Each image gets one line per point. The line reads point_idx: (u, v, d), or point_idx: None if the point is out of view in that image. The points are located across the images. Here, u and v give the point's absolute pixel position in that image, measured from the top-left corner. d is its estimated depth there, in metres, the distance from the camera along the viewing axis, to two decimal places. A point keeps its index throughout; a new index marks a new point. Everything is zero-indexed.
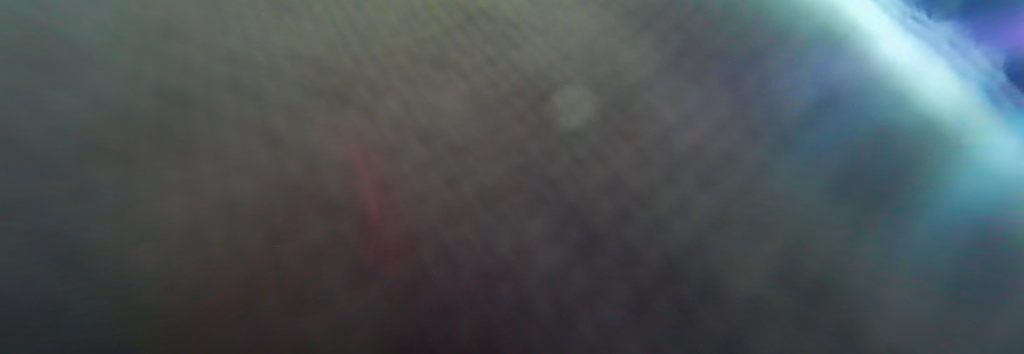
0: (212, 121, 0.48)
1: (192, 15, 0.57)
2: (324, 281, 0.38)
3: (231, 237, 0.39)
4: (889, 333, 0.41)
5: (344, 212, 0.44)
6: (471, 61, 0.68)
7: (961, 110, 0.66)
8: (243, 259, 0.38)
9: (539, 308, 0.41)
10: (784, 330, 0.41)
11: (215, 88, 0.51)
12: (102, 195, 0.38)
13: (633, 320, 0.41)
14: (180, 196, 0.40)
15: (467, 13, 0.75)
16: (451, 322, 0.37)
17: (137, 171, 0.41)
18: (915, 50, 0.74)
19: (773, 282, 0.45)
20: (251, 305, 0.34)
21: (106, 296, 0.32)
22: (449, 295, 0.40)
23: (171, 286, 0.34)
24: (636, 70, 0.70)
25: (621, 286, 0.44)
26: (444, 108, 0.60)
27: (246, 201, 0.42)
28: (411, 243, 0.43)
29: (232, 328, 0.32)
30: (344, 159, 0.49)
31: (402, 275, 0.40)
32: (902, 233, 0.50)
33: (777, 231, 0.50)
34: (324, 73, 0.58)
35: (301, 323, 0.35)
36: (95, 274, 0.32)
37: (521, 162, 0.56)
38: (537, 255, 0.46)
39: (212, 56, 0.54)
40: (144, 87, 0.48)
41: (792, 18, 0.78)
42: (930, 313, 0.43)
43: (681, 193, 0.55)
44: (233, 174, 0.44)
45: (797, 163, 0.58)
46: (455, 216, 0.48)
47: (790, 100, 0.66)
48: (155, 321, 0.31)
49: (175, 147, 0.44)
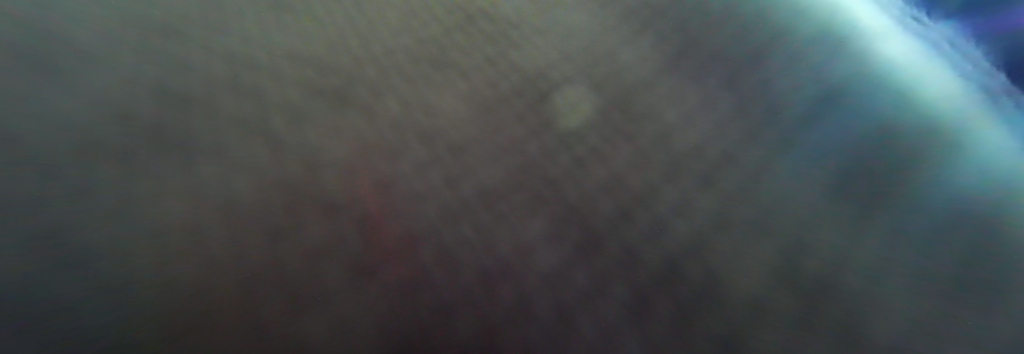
0: (230, 129, 0.52)
1: (201, 23, 0.61)
2: (326, 281, 0.42)
3: (236, 239, 0.43)
4: (882, 335, 0.44)
5: (344, 213, 0.48)
6: (471, 61, 0.69)
7: (961, 110, 0.64)
8: (243, 259, 0.41)
9: (540, 307, 0.44)
10: (778, 330, 0.44)
11: (230, 96, 0.55)
12: (136, 210, 0.42)
13: (633, 319, 0.44)
14: (196, 204, 0.44)
15: (466, 12, 0.75)
16: (450, 322, 0.41)
17: (168, 185, 0.45)
18: (915, 49, 0.71)
19: (776, 284, 0.48)
20: (251, 306, 0.39)
21: (109, 296, 0.36)
22: (449, 296, 0.43)
23: (193, 291, 0.38)
24: (637, 70, 0.71)
25: (621, 286, 0.47)
26: (445, 109, 0.62)
27: (250, 204, 0.46)
28: (411, 243, 0.46)
29: (235, 329, 0.37)
30: (345, 159, 0.52)
31: (402, 275, 0.43)
32: (899, 238, 0.51)
33: (778, 232, 0.52)
34: (325, 73, 0.61)
35: (311, 323, 0.39)
36: (101, 277, 0.37)
37: (521, 161, 0.58)
38: (536, 255, 0.48)
39: (224, 64, 0.58)
40: (173, 100, 0.52)
41: (788, 15, 0.76)
42: (925, 317, 0.45)
43: (681, 193, 0.57)
44: (233, 176, 0.48)
45: (794, 167, 0.59)
46: (455, 215, 0.51)
47: (789, 102, 0.66)
48: (158, 320, 0.36)
49: (201, 159, 0.48)
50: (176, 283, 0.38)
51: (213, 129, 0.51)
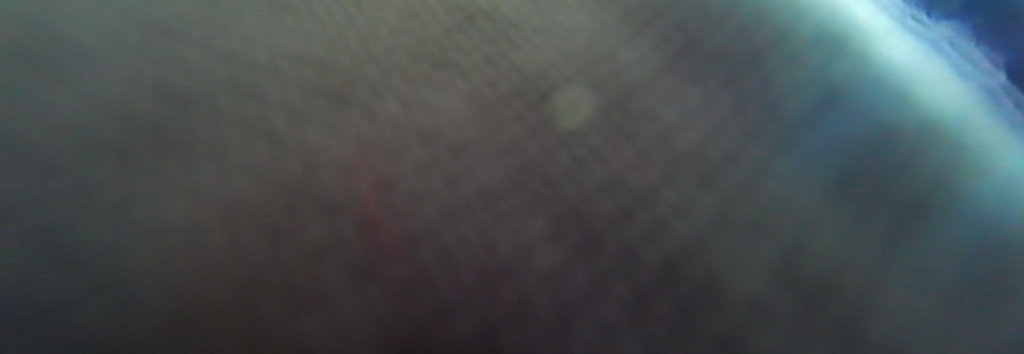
0: (230, 128, 0.52)
1: (201, 22, 0.61)
2: (326, 282, 0.42)
3: (238, 239, 0.43)
4: (885, 336, 0.44)
5: (345, 213, 0.48)
6: (471, 61, 0.69)
7: (962, 109, 0.63)
8: (245, 260, 0.42)
9: (540, 308, 0.44)
10: (780, 331, 0.44)
11: (230, 96, 0.55)
12: (136, 210, 0.42)
13: (634, 320, 0.44)
14: (195, 204, 0.44)
15: (466, 12, 0.75)
16: (451, 323, 0.41)
17: (169, 184, 0.45)
18: (915, 50, 0.71)
19: (775, 285, 0.48)
20: (250, 307, 0.38)
21: (105, 296, 0.35)
22: (449, 296, 0.43)
23: (191, 291, 0.38)
24: (637, 70, 0.71)
25: (621, 286, 0.47)
26: (444, 108, 0.62)
27: (250, 203, 0.46)
28: (412, 244, 0.47)
29: (233, 329, 0.37)
30: (345, 160, 0.52)
31: (403, 275, 0.43)
32: (899, 238, 0.52)
33: (776, 231, 0.52)
34: (325, 73, 0.61)
35: (311, 323, 0.39)
36: (99, 276, 0.37)
37: (520, 161, 0.58)
38: (537, 254, 0.48)
39: (224, 63, 0.58)
40: (172, 100, 0.52)
41: (787, 17, 0.76)
42: (928, 319, 0.45)
43: (681, 193, 0.57)
44: (232, 176, 0.48)
45: (795, 167, 0.59)
46: (455, 215, 0.51)
47: (788, 102, 0.66)
48: (155, 319, 0.35)
49: (201, 159, 0.48)
50: (176, 283, 0.38)
51: (213, 129, 0.51)
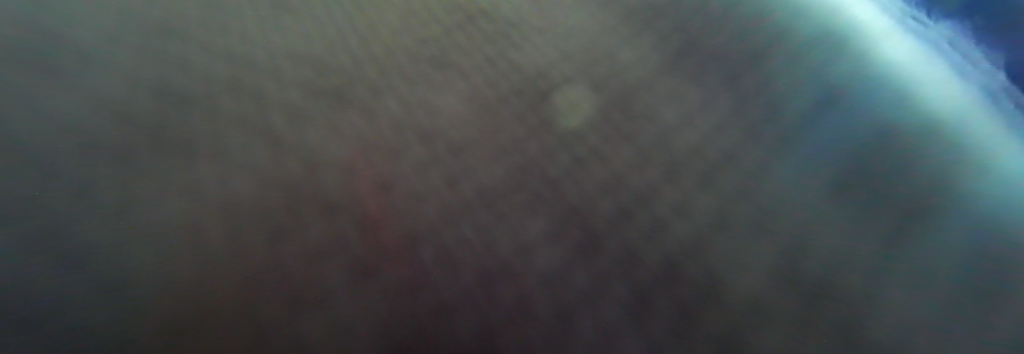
0: (230, 129, 0.52)
1: (201, 22, 0.61)
2: (326, 281, 0.42)
3: (236, 239, 0.43)
4: (886, 335, 0.44)
5: (345, 213, 0.47)
6: (471, 61, 0.69)
7: (959, 109, 0.64)
8: (244, 260, 0.41)
9: (540, 308, 0.44)
10: (780, 330, 0.44)
11: (229, 96, 0.55)
12: (136, 210, 0.42)
13: (633, 319, 0.44)
14: (195, 204, 0.44)
15: (466, 12, 0.75)
16: (451, 323, 0.41)
17: (169, 185, 0.45)
18: (915, 50, 0.71)
19: (775, 285, 0.48)
20: (249, 306, 0.38)
21: (104, 296, 0.36)
22: (449, 295, 0.43)
23: (188, 292, 0.38)
24: (637, 71, 0.71)
25: (621, 286, 0.47)
26: (444, 108, 0.62)
27: (250, 204, 0.46)
28: (412, 244, 0.46)
29: (231, 329, 0.37)
30: (345, 160, 0.52)
31: (403, 275, 0.43)
32: (898, 239, 0.52)
33: (776, 232, 0.53)
34: (324, 73, 0.61)
35: (310, 323, 0.39)
36: (99, 275, 0.37)
37: (520, 161, 0.58)
38: (537, 254, 0.48)
39: (223, 62, 0.58)
40: (172, 100, 0.52)
41: (787, 18, 0.76)
42: (927, 319, 0.45)
43: (681, 193, 0.57)
44: (232, 176, 0.47)
45: (795, 167, 0.59)
46: (455, 215, 0.50)
47: (788, 101, 0.66)
48: (153, 319, 0.35)
49: (201, 158, 0.48)
50: (175, 283, 0.38)
51: (212, 129, 0.51)
